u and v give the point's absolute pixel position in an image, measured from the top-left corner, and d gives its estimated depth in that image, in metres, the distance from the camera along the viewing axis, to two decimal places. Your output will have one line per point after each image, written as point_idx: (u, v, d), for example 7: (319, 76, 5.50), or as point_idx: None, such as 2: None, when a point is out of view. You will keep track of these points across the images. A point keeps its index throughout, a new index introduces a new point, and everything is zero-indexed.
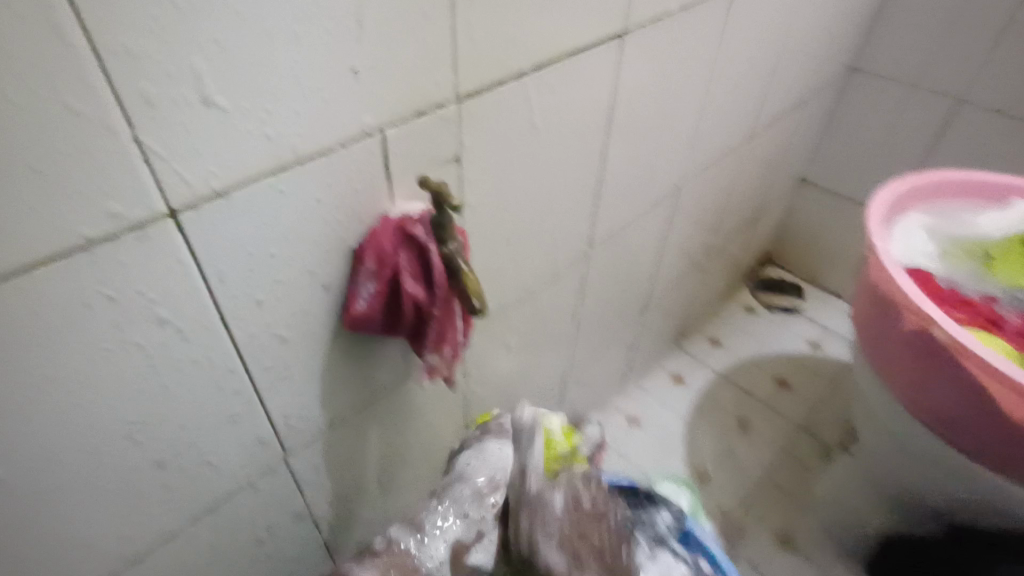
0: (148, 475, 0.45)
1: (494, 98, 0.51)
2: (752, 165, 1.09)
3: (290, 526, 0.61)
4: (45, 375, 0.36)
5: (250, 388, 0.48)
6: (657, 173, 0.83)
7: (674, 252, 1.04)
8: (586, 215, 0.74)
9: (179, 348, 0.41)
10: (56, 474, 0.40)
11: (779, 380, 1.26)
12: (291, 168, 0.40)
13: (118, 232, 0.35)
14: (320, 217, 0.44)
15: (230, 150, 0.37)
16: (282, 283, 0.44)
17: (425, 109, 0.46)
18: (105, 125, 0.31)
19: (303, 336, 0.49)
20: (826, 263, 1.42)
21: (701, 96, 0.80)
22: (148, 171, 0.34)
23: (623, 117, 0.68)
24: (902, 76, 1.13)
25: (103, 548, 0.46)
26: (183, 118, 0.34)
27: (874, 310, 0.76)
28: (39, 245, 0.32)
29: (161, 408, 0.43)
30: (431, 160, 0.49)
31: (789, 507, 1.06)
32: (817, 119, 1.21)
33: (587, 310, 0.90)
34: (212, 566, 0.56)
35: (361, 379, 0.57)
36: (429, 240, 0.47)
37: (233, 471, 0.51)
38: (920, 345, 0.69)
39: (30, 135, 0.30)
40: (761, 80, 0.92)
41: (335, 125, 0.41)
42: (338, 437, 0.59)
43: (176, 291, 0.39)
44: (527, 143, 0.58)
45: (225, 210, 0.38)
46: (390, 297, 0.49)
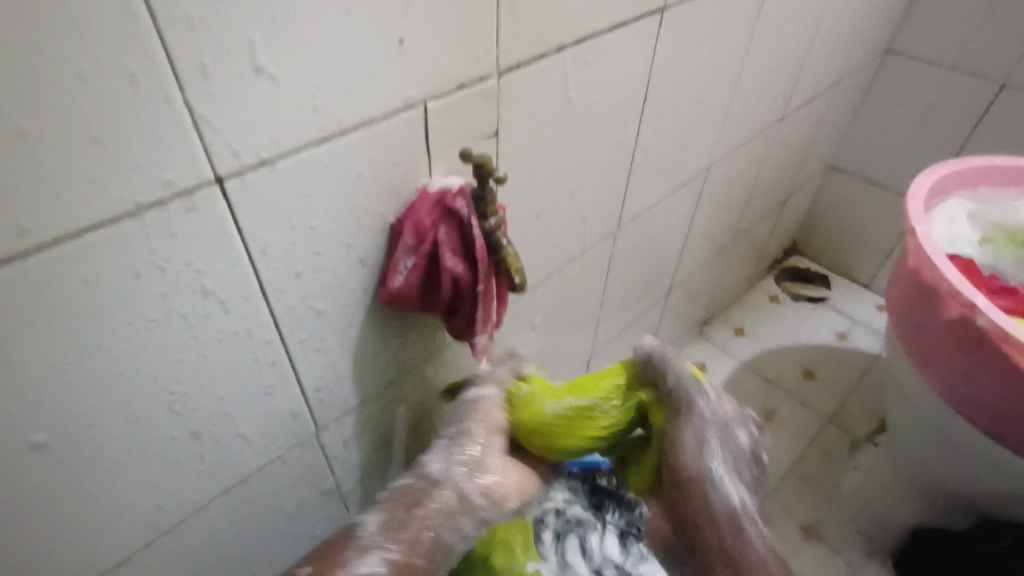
0: (187, 444, 0.45)
1: (532, 73, 0.50)
2: (781, 149, 1.06)
3: (320, 500, 0.62)
4: (94, 343, 0.36)
5: (286, 360, 0.48)
6: (685, 155, 0.81)
7: (699, 237, 1.02)
8: (614, 196, 0.73)
9: (220, 319, 0.42)
10: (102, 441, 0.40)
11: (804, 369, 1.24)
12: (334, 139, 0.40)
13: (167, 199, 0.34)
14: (359, 189, 0.44)
15: (275, 120, 0.36)
16: (321, 257, 0.44)
17: (467, 82, 0.46)
18: (158, 91, 0.31)
19: (339, 311, 0.49)
20: (854, 252, 1.39)
21: (732, 74, 0.77)
22: (198, 138, 0.34)
23: (656, 97, 0.67)
24: (940, 59, 1.08)
25: (146, 515, 0.46)
26: (234, 86, 0.34)
27: (915, 299, 0.74)
28: (92, 210, 0.32)
29: (201, 379, 0.43)
30: (469, 135, 0.49)
31: (814, 498, 1.05)
32: (850, 103, 1.17)
33: (612, 293, 0.89)
34: (243, 537, 0.56)
35: (393, 356, 0.57)
36: (470, 215, 0.47)
37: (267, 443, 0.52)
38: (963, 333, 0.67)
39: (85, 100, 0.29)
40: (795, 60, 0.89)
41: (377, 97, 0.40)
42: (368, 413, 0.59)
43: (220, 261, 0.39)
44: (561, 120, 0.57)
45: (268, 181, 0.38)
46: (427, 273, 0.49)
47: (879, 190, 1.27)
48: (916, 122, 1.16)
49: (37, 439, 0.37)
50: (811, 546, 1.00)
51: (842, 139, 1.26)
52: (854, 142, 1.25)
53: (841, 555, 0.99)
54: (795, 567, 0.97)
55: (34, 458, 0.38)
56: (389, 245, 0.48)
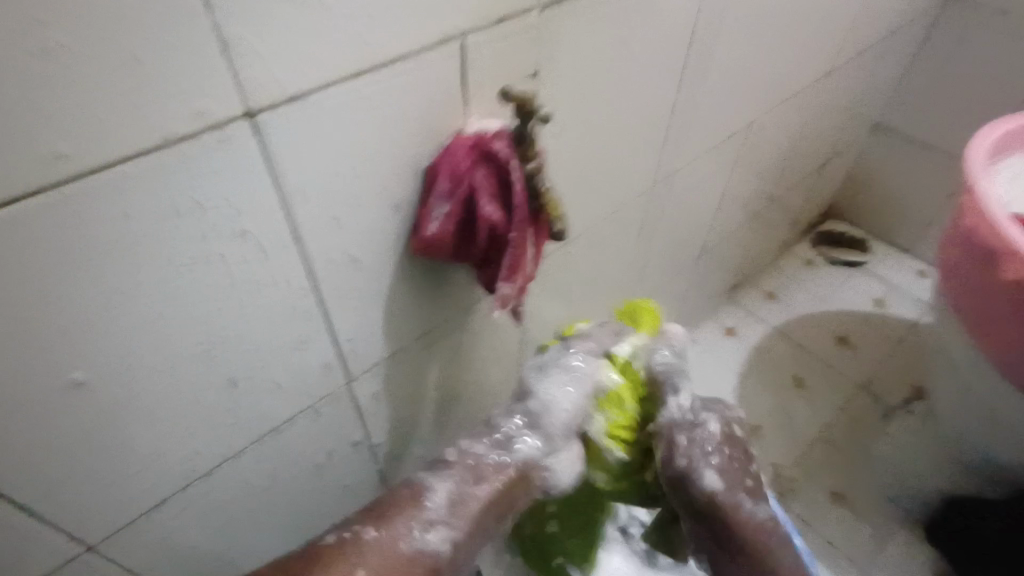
0: (222, 390, 0.45)
1: (577, 8, 0.47)
2: (827, 104, 1.00)
3: (351, 451, 0.62)
4: (129, 283, 0.36)
5: (319, 308, 0.47)
6: (729, 107, 0.76)
7: (737, 197, 0.98)
8: (653, 149, 0.69)
9: (254, 263, 0.40)
10: (139, 382, 0.40)
11: (839, 336, 1.21)
12: (369, 73, 0.38)
13: (198, 131, 0.33)
14: (394, 127, 0.41)
15: (309, 48, 0.34)
16: (356, 201, 0.43)
17: (509, 16, 0.43)
18: (187, 11, 0.29)
19: (373, 259, 0.47)
20: (897, 217, 1.33)
21: (785, 19, 0.72)
22: (227, 66, 0.32)
23: (703, 42, 0.63)
24: (1006, 7, 1.00)
25: (184, 457, 0.47)
26: (267, 8, 0.32)
27: (968, 261, 0.69)
28: (123, 142, 0.31)
29: (236, 325, 0.42)
30: (509, 75, 0.46)
31: (844, 465, 1.03)
32: (904, 55, 1.10)
33: (644, 253, 0.86)
34: (278, 484, 0.57)
35: (425, 308, 0.56)
36: (509, 156, 0.44)
37: (301, 392, 0.51)
38: (1021, 298, 0.63)
39: (112, 16, 0.28)
40: (851, 5, 0.83)
41: (414, 27, 0.38)
42: (399, 366, 0.59)
43: (252, 202, 0.38)
44: (604, 62, 0.53)
45: (302, 117, 0.36)
46: (463, 220, 0.47)
47: (929, 151, 1.20)
48: (974, 76, 1.08)
49: (76, 377, 0.37)
50: (839, 513, 0.98)
51: (892, 96, 1.19)
52: (905, 98, 1.18)
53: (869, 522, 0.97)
54: (821, 532, 0.96)
55: (74, 395, 0.38)
56: (424, 190, 0.46)
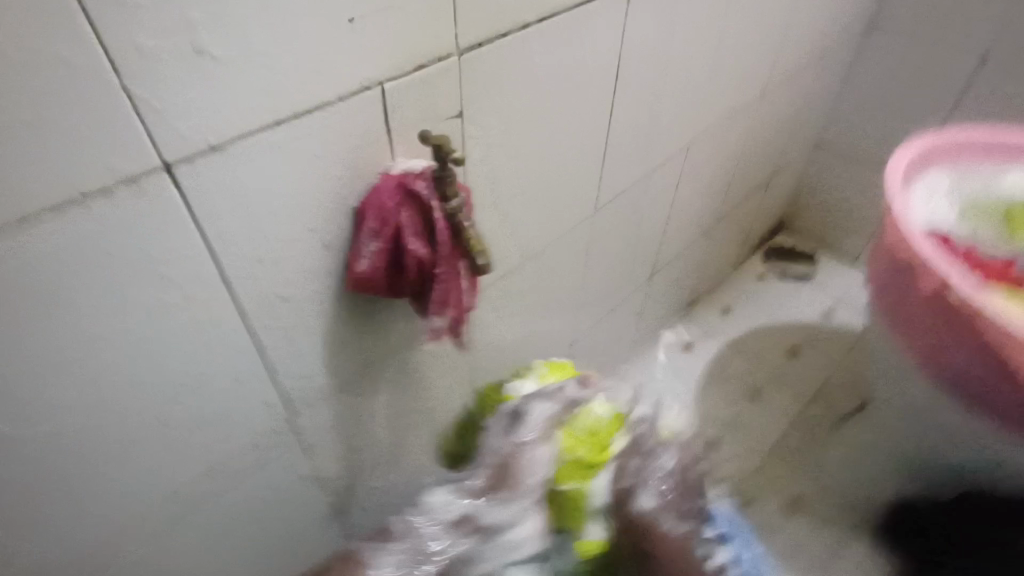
0: (155, 433, 0.45)
1: (494, 52, 0.49)
2: (763, 128, 1.05)
3: (301, 487, 0.62)
4: (49, 332, 0.36)
5: (254, 348, 0.48)
6: (663, 133, 0.80)
7: (682, 218, 1.01)
8: (589, 177, 0.72)
9: (180, 306, 0.41)
10: (66, 430, 0.40)
11: (792, 348, 1.25)
12: (287, 122, 0.39)
13: (113, 185, 0.34)
14: (318, 171, 0.43)
15: (223, 103, 0.36)
16: (283, 242, 0.44)
17: (426, 61, 0.45)
18: (96, 74, 0.31)
19: (307, 296, 0.49)
20: (842, 230, 1.39)
21: (708, 50, 0.76)
22: (140, 122, 0.33)
23: (628, 76, 0.66)
24: (921, 34, 1.07)
25: (119, 504, 0.47)
26: (178, 69, 0.33)
27: (893, 274, 0.73)
28: (36, 198, 0.32)
29: (165, 367, 0.43)
30: (430, 116, 0.48)
31: (801, 474, 1.06)
32: (834, 80, 1.16)
33: (593, 275, 0.89)
34: (222, 526, 0.57)
35: (366, 340, 0.57)
36: (432, 196, 0.46)
37: (241, 431, 0.52)
38: (936, 306, 0.67)
39: (18, 84, 0.29)
40: (775, 35, 0.88)
41: (329, 77, 0.40)
42: (343, 398, 0.59)
43: (175, 248, 0.39)
44: (529, 99, 0.56)
45: (221, 165, 0.38)
46: (393, 257, 0.48)
47: (865, 168, 1.26)
48: (900, 95, 1.15)
49: None
50: (797, 521, 1.01)
51: (827, 116, 1.25)
52: (840, 118, 1.24)
53: (827, 529, 1.00)
54: (782, 543, 0.98)
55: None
56: (354, 228, 0.48)
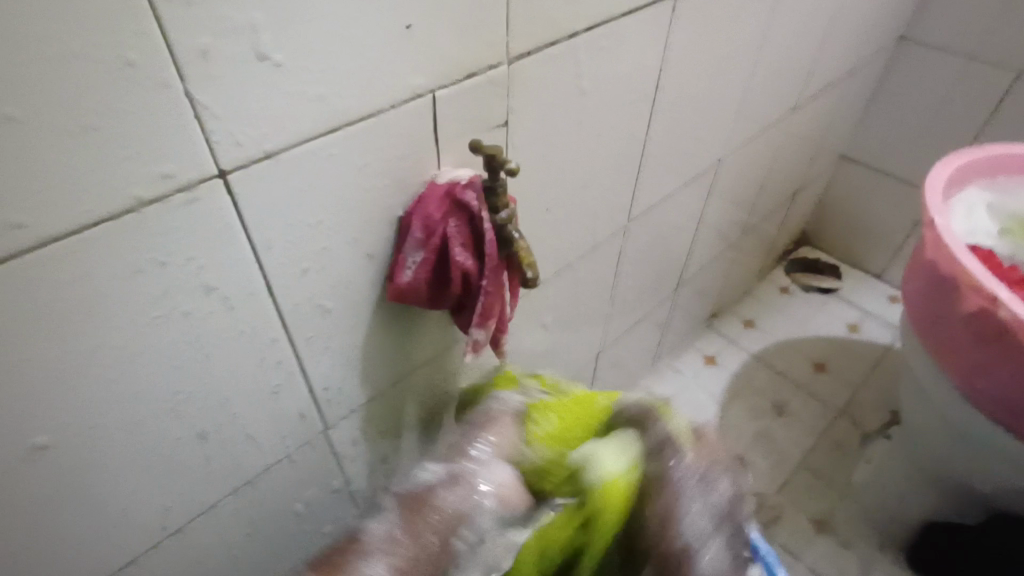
0: (193, 444, 0.45)
1: (543, 60, 0.49)
2: (793, 139, 1.04)
3: (330, 498, 0.61)
4: (97, 342, 0.35)
5: (293, 358, 0.47)
6: (699, 144, 0.79)
7: (710, 230, 1.00)
8: (625, 189, 0.71)
9: (225, 316, 0.41)
10: (106, 441, 0.39)
11: (816, 362, 1.23)
12: (340, 130, 0.39)
13: (168, 193, 0.33)
14: (365, 180, 0.42)
15: (279, 110, 0.35)
16: (328, 251, 0.43)
17: (477, 70, 0.44)
18: (157, 80, 0.30)
19: (347, 306, 0.48)
20: (867, 244, 1.37)
21: (748, 60, 0.75)
22: (198, 129, 0.33)
23: (669, 86, 0.65)
24: (955, 48, 1.06)
25: (153, 514, 0.46)
26: (237, 75, 0.32)
27: (933, 291, 0.72)
28: (92, 205, 0.31)
29: (206, 377, 0.42)
30: (477, 125, 0.47)
31: (827, 493, 1.04)
32: (864, 91, 1.15)
33: (623, 286, 0.88)
34: (252, 537, 0.56)
35: (402, 351, 0.56)
36: (481, 207, 0.45)
37: (276, 441, 0.51)
38: (982, 326, 0.65)
39: (82, 88, 0.28)
40: (812, 45, 0.86)
41: (383, 85, 0.39)
42: (376, 410, 0.58)
43: (224, 257, 0.38)
44: (573, 108, 0.55)
45: (272, 173, 0.37)
46: (437, 268, 0.47)
47: (893, 181, 1.25)
48: (932, 107, 1.13)
49: (39, 440, 0.36)
50: (824, 542, 0.98)
51: (855, 129, 1.24)
52: (869, 130, 1.22)
53: (854, 550, 0.98)
54: (808, 563, 0.96)
55: (39, 459, 0.37)
56: (397, 238, 0.47)
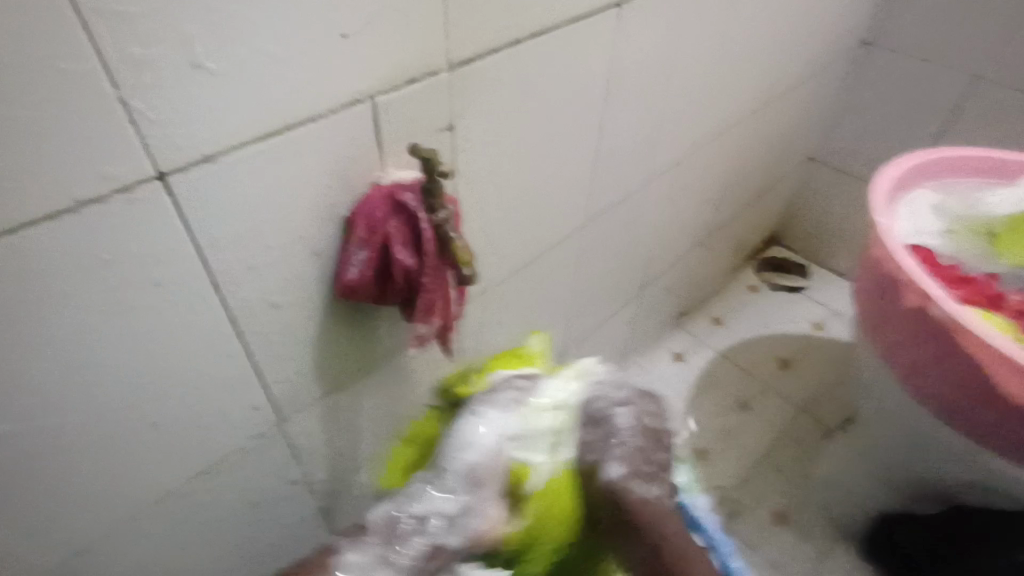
0: (144, 435, 0.46)
1: (486, 66, 0.51)
2: (756, 142, 1.07)
3: (288, 490, 0.63)
4: (42, 334, 0.37)
5: (243, 353, 0.49)
6: (656, 147, 0.81)
7: (674, 230, 1.03)
8: (581, 189, 0.73)
9: (171, 311, 0.42)
10: (56, 430, 0.41)
11: (782, 359, 1.26)
12: (280, 135, 0.41)
13: (108, 193, 0.35)
14: (308, 182, 0.44)
15: (216, 115, 0.37)
16: (273, 250, 0.45)
17: (417, 76, 0.46)
18: (93, 86, 0.32)
19: (296, 302, 0.50)
20: (833, 244, 1.40)
21: (701, 65, 0.77)
22: (136, 133, 0.34)
23: (620, 90, 0.67)
24: (913, 52, 1.09)
25: (106, 503, 0.47)
26: (173, 82, 0.34)
27: (876, 289, 0.75)
28: (33, 205, 0.33)
29: (154, 370, 0.44)
30: (421, 129, 0.49)
31: (787, 486, 1.07)
32: (828, 95, 1.18)
33: (585, 285, 0.90)
34: (209, 527, 0.57)
35: (355, 347, 0.58)
36: (419, 208, 0.48)
37: (229, 434, 0.53)
38: (919, 323, 0.68)
39: (19, 94, 0.30)
40: (768, 51, 0.89)
41: (322, 91, 0.41)
42: (332, 404, 0.60)
43: (167, 254, 0.40)
44: (520, 113, 0.57)
45: (213, 174, 0.39)
46: (380, 266, 0.49)
47: (857, 182, 1.28)
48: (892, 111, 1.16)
49: None
50: (783, 533, 1.01)
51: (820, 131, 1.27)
52: (833, 132, 1.26)
53: (811, 541, 1.01)
54: (767, 553, 0.99)
55: None
56: (344, 237, 0.49)
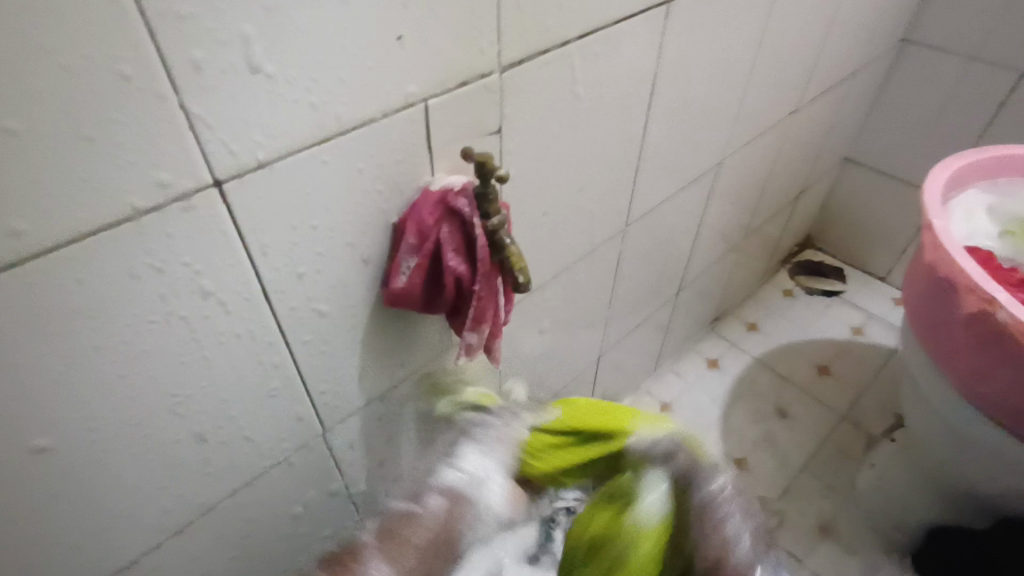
0: (190, 446, 0.45)
1: (536, 68, 0.49)
2: (795, 142, 1.04)
3: (330, 501, 0.62)
4: (97, 344, 0.36)
5: (290, 362, 0.48)
6: (697, 148, 0.79)
7: (710, 233, 1.00)
8: (623, 193, 0.71)
9: (223, 320, 0.41)
10: (107, 442, 0.40)
11: (821, 365, 1.22)
12: (333, 138, 0.39)
13: (165, 202, 0.34)
14: (360, 186, 0.43)
15: (272, 120, 0.36)
16: (324, 257, 0.44)
17: (469, 78, 0.45)
18: (154, 92, 0.31)
19: (343, 310, 0.49)
20: (871, 246, 1.36)
21: (745, 64, 0.75)
22: (193, 139, 0.34)
23: (665, 90, 0.65)
24: (958, 48, 1.05)
25: (154, 515, 0.47)
26: (231, 87, 0.33)
27: (930, 295, 0.72)
28: (91, 214, 0.32)
29: (204, 380, 0.43)
30: (471, 132, 0.48)
31: (830, 497, 1.04)
32: (867, 93, 1.14)
33: (623, 290, 0.88)
34: (251, 538, 0.57)
35: (399, 354, 0.57)
36: (472, 213, 0.46)
37: (274, 444, 0.52)
38: (980, 328, 0.65)
39: (78, 101, 0.29)
40: (810, 48, 0.86)
41: (376, 95, 0.40)
42: (375, 413, 0.59)
43: (220, 263, 0.39)
44: (567, 115, 0.55)
45: (267, 180, 0.38)
46: (430, 273, 0.48)
47: (897, 183, 1.24)
48: (935, 109, 1.12)
49: (41, 442, 0.37)
50: (826, 546, 0.98)
51: (858, 131, 1.23)
52: (872, 132, 1.22)
53: (856, 553, 0.97)
54: (810, 567, 0.96)
55: (41, 459, 0.38)
56: (393, 244, 0.48)
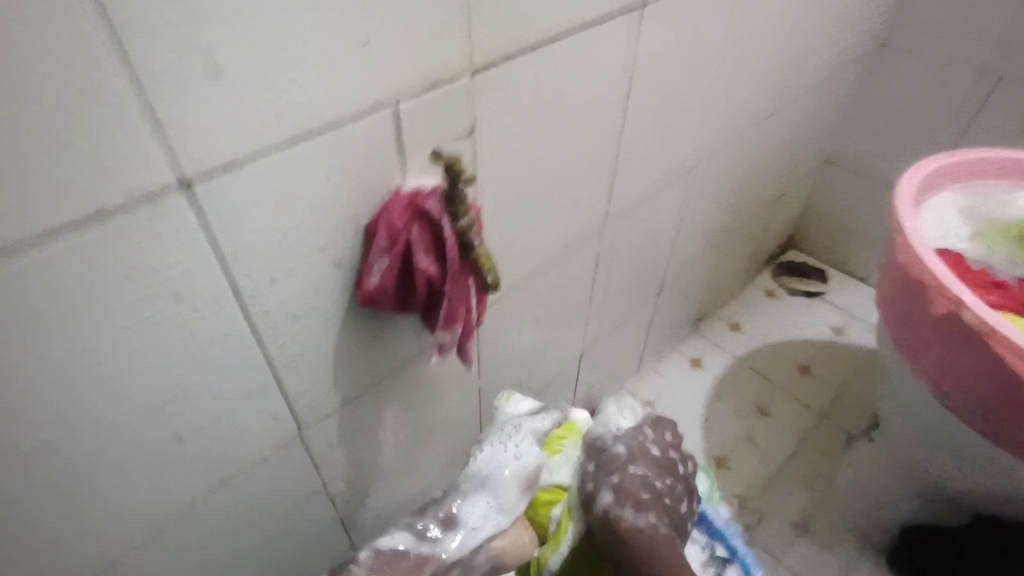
0: (167, 447, 0.46)
1: (506, 71, 0.50)
2: (773, 144, 1.05)
3: (308, 501, 0.62)
4: (70, 347, 0.37)
5: (265, 363, 0.48)
6: (673, 150, 0.80)
7: (690, 234, 1.01)
8: (599, 194, 0.72)
9: (196, 322, 0.42)
10: (81, 444, 0.41)
11: (802, 365, 1.24)
12: (303, 142, 0.40)
13: (134, 206, 0.35)
14: (331, 189, 0.44)
15: (241, 125, 0.37)
16: (298, 259, 0.45)
17: (437, 83, 0.45)
18: (120, 98, 0.32)
19: (317, 312, 0.49)
20: (850, 247, 1.39)
21: (718, 69, 0.76)
22: (160, 143, 0.34)
23: (639, 93, 0.66)
24: (933, 52, 1.07)
25: (130, 516, 0.47)
26: (199, 93, 0.34)
27: (902, 298, 0.73)
28: (60, 219, 0.33)
29: (178, 381, 0.43)
30: (442, 135, 0.48)
31: (810, 496, 1.05)
32: (846, 96, 1.16)
33: (602, 290, 0.89)
34: (229, 538, 0.57)
35: (375, 354, 0.57)
36: (441, 214, 0.47)
37: (250, 444, 0.52)
38: (949, 330, 0.66)
39: (43, 106, 0.30)
40: (785, 53, 0.88)
41: (343, 100, 0.40)
42: (352, 414, 0.60)
43: (192, 266, 0.39)
44: (539, 118, 0.56)
45: (236, 183, 0.38)
46: (402, 274, 0.49)
47: (876, 185, 1.26)
48: (912, 112, 1.14)
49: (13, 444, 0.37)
50: (806, 542, 1.00)
51: (838, 133, 1.25)
52: (851, 134, 1.24)
53: (834, 549, 0.99)
54: (789, 564, 0.97)
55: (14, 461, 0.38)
56: (364, 246, 0.49)
